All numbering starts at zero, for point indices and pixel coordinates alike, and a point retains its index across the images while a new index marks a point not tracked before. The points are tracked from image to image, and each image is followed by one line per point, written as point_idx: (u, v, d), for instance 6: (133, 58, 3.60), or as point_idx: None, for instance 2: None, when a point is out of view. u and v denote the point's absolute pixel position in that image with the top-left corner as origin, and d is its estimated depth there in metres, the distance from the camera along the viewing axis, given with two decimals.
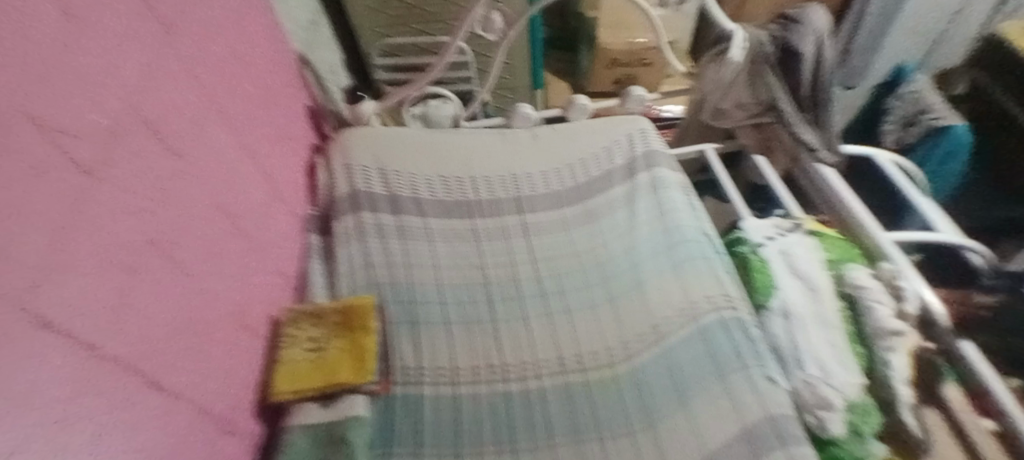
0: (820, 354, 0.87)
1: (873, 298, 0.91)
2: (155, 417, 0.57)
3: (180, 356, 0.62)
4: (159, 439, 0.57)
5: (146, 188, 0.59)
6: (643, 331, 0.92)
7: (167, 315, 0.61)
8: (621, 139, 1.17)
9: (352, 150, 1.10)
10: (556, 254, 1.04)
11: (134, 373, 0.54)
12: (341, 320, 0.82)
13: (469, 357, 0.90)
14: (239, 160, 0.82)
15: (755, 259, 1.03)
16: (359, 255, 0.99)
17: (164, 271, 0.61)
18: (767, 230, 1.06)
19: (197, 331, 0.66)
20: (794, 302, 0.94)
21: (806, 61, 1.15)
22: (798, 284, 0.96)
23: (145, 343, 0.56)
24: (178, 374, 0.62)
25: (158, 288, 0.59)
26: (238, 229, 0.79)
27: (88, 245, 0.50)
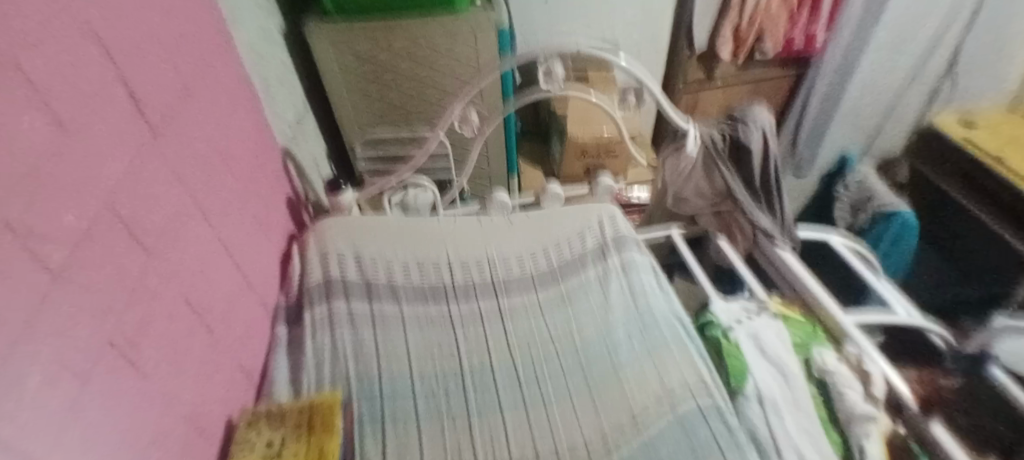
0: (798, 443, 0.86)
1: (845, 384, 0.92)
2: None
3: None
4: None
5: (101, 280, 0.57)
6: (622, 423, 0.89)
7: (110, 417, 0.55)
8: (594, 225, 1.19)
9: (327, 236, 1.10)
10: (533, 341, 1.01)
11: None
12: (305, 419, 0.77)
13: (440, 456, 0.84)
14: (208, 249, 0.80)
15: (728, 343, 1.01)
16: (329, 345, 0.96)
17: (110, 368, 0.57)
18: (736, 313, 1.06)
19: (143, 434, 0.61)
20: (769, 388, 0.93)
21: (755, 154, 1.20)
22: (770, 370, 0.96)
23: (80, 449, 0.51)
24: None
25: (104, 389, 0.55)
26: (204, 321, 0.76)
27: (30, 341, 0.47)
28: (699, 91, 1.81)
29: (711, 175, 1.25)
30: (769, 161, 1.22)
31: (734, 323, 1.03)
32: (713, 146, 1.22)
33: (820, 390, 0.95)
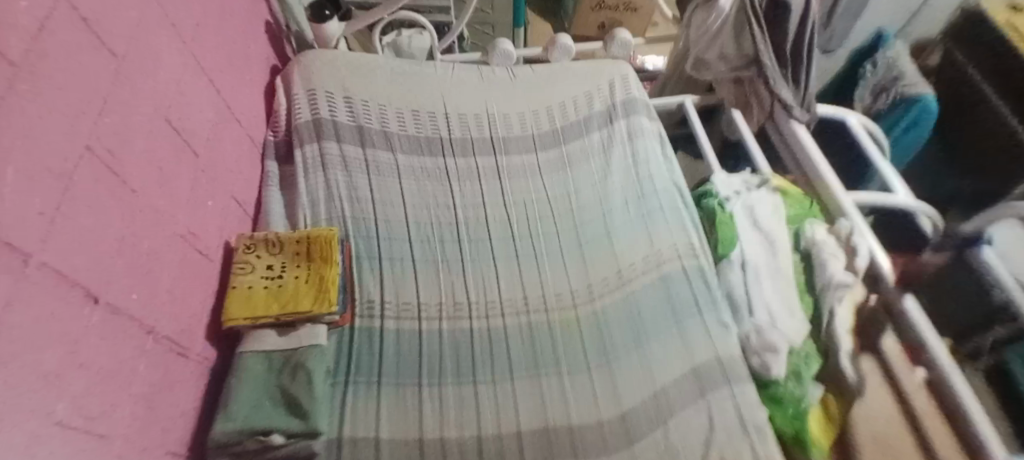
0: (771, 303, 0.91)
1: (828, 254, 0.93)
2: (106, 332, 0.55)
3: (125, 272, 0.59)
4: (112, 355, 0.56)
5: (78, 91, 0.54)
6: (607, 276, 0.94)
7: (114, 231, 0.58)
8: (604, 86, 1.16)
9: (315, 76, 1.05)
10: (529, 199, 1.03)
11: (78, 286, 0.52)
12: (304, 250, 0.81)
13: (433, 294, 0.90)
14: (185, 74, 0.76)
15: (721, 212, 1.03)
16: (323, 186, 0.97)
17: (100, 181, 0.56)
18: (736, 185, 1.06)
19: (146, 249, 0.63)
20: (754, 254, 0.96)
21: (794, 13, 1.12)
22: (760, 240, 0.98)
23: (85, 255, 0.53)
24: (130, 291, 0.59)
25: (97, 199, 0.56)
26: (192, 148, 0.76)
27: (10, 141, 0.46)
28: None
29: (742, 37, 1.19)
30: (805, 24, 1.15)
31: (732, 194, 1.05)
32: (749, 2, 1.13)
33: (803, 260, 0.98)
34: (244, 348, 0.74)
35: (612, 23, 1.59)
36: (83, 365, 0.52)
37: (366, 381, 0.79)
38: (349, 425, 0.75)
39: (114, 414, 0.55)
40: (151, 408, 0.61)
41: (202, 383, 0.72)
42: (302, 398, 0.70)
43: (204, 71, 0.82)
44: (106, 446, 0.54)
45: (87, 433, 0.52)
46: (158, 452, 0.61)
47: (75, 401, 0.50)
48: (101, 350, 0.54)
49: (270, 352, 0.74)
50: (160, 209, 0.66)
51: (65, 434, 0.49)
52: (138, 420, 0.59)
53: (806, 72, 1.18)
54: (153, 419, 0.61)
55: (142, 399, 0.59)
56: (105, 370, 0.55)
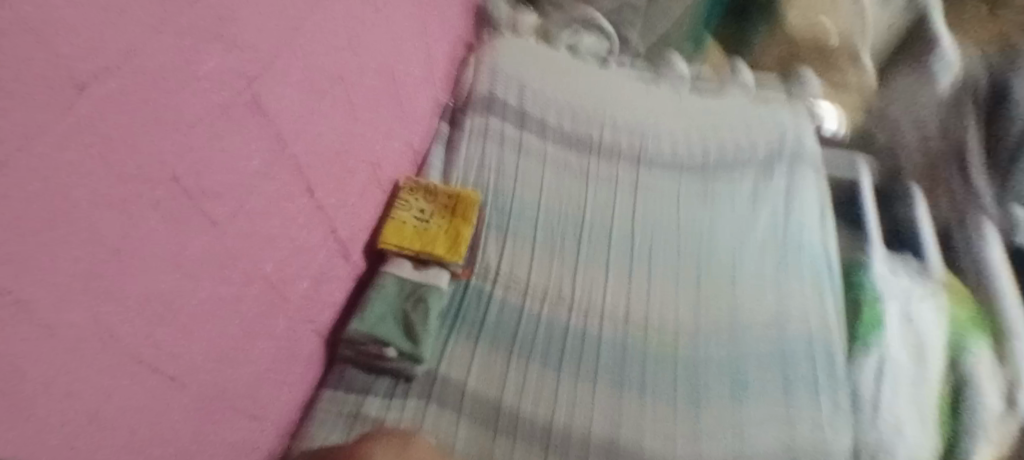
0: (903, 404, 0.82)
1: (984, 382, 0.87)
2: (303, 219, 0.67)
3: (329, 176, 0.71)
4: (303, 238, 0.68)
5: (328, 27, 0.67)
6: (718, 318, 0.93)
7: (329, 143, 0.70)
8: (774, 133, 1.13)
9: (498, 57, 1.15)
10: (661, 220, 1.04)
11: (297, 177, 0.64)
12: (449, 204, 0.91)
13: (546, 278, 0.95)
14: (404, 32, 0.89)
15: (869, 294, 0.95)
16: (478, 155, 1.06)
17: (330, 99, 0.69)
18: (896, 272, 0.98)
19: (346, 163, 0.75)
20: (896, 351, 0.87)
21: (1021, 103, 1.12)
22: (908, 337, 0.90)
23: (306, 154, 0.65)
24: (327, 194, 0.71)
25: (322, 113, 0.68)
26: (395, 95, 0.88)
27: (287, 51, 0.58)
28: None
29: (957, 118, 1.19)
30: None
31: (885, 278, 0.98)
32: (968, 87, 1.20)
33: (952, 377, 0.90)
34: (385, 269, 0.84)
35: None
36: (285, 238, 0.64)
37: (467, 333, 0.87)
38: (445, 363, 0.83)
39: (293, 284, 0.67)
40: (313, 292, 0.73)
41: (351, 287, 0.83)
42: (418, 326, 0.79)
43: (420, 32, 0.95)
44: (282, 307, 0.66)
45: (274, 291, 0.64)
46: (308, 330, 0.73)
47: (274, 263, 0.63)
48: (298, 230, 0.66)
49: (405, 278, 0.83)
50: (362, 134, 0.78)
51: (262, 285, 0.61)
52: (305, 296, 0.71)
53: (1022, 176, 1.10)
54: (314, 301, 0.73)
55: (311, 282, 0.71)
56: (296, 249, 0.66)
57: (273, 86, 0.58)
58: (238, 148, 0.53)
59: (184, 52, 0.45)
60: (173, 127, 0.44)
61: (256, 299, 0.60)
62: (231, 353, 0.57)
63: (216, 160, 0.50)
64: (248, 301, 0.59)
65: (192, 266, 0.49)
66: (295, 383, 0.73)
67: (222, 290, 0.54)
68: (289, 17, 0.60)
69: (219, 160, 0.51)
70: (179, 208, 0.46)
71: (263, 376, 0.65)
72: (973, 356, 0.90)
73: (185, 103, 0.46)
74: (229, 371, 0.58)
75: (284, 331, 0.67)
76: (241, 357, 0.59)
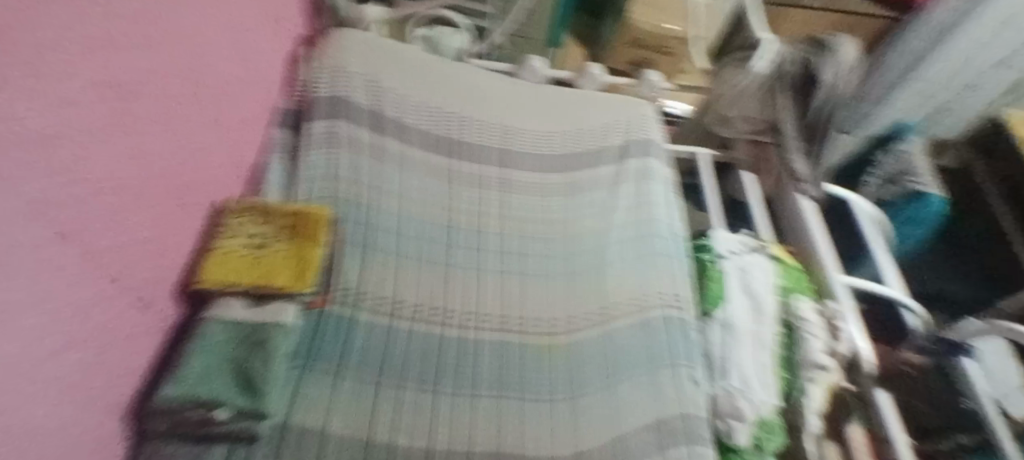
0: (746, 371, 0.88)
1: (811, 333, 0.93)
2: (72, 270, 0.52)
3: (100, 212, 0.55)
4: (74, 294, 0.52)
5: (90, 14, 0.51)
6: (590, 311, 0.92)
7: (102, 168, 0.55)
8: (623, 121, 1.15)
9: (340, 53, 1.04)
10: (528, 217, 1.02)
11: (54, 219, 0.49)
12: (291, 224, 0.79)
13: (412, 293, 0.88)
14: (209, 25, 0.74)
15: (714, 268, 1.02)
16: (324, 162, 0.95)
17: (95, 114, 0.53)
18: (732, 244, 1.05)
19: (132, 195, 0.60)
20: (738, 316, 0.94)
21: (824, 89, 1.14)
22: (747, 303, 0.96)
23: (70, 188, 0.50)
24: (103, 233, 0.56)
25: (91, 132, 0.53)
26: (203, 102, 0.74)
27: (15, 58, 0.42)
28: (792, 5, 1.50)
29: (769, 101, 1.24)
30: (827, 101, 1.15)
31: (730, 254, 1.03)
32: (784, 71, 1.22)
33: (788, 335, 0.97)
34: (209, 313, 0.71)
35: (644, 61, 1.60)
36: (41, 301, 0.48)
37: (325, 369, 0.77)
38: (298, 412, 0.72)
39: (62, 356, 0.51)
40: (100, 355, 0.57)
41: (155, 337, 0.68)
42: (259, 377, 0.67)
43: (231, 26, 0.80)
44: (54, 392, 0.51)
45: (36, 372, 0.48)
46: (96, 406, 0.57)
47: (27, 336, 0.46)
48: (66, 290, 0.51)
49: (237, 317, 0.71)
50: (155, 155, 0.64)
51: (9, 370, 0.45)
52: (83, 366, 0.55)
53: (820, 148, 1.19)
54: (98, 368, 0.57)
55: (93, 346, 0.56)
56: (63, 308, 0.51)
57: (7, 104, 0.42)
58: None
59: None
60: None
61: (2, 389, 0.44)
62: None
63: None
64: None
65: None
66: None
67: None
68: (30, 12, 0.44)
69: None
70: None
71: None
72: (800, 309, 0.96)
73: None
74: None
75: (53, 419, 0.51)
76: None
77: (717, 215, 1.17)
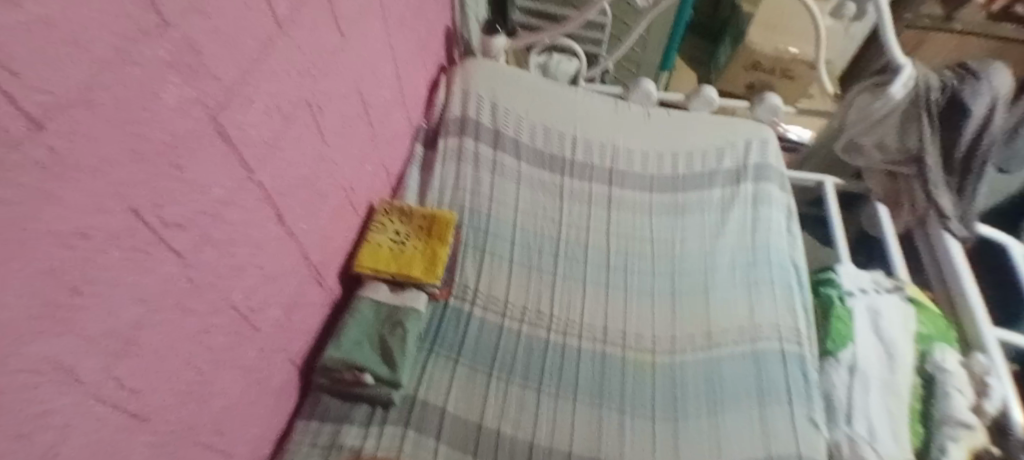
0: (874, 417, 0.84)
1: (957, 388, 0.86)
2: (278, 247, 0.65)
3: (301, 203, 0.68)
4: (278, 266, 0.65)
5: (310, 48, 0.64)
6: (697, 334, 0.93)
7: (305, 168, 0.68)
8: (739, 144, 1.15)
9: (473, 80, 1.16)
10: (633, 234, 1.05)
11: (272, 205, 0.61)
12: (425, 225, 0.89)
13: (520, 296, 0.95)
14: (380, 56, 0.87)
15: (839, 307, 0.98)
16: (453, 175, 1.06)
17: (305, 126, 0.66)
18: (864, 282, 1.00)
19: (320, 193, 0.73)
20: (868, 360, 0.89)
21: (973, 120, 1.07)
22: (878, 347, 0.91)
23: (283, 182, 0.63)
24: (301, 220, 0.69)
25: (301, 140, 0.66)
26: (370, 119, 0.87)
27: (261, 80, 0.55)
28: (931, 32, 1.52)
29: (908, 130, 1.13)
30: (982, 137, 1.09)
31: (856, 293, 0.98)
32: (926, 96, 1.10)
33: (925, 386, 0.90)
34: (359, 293, 0.83)
35: (764, 85, 1.58)
36: (258, 268, 0.61)
37: (445, 355, 0.86)
38: (423, 389, 0.82)
39: (265, 311, 0.64)
40: (287, 319, 0.70)
41: (323, 311, 0.81)
42: (396, 352, 0.78)
43: (393, 57, 0.93)
44: (254, 342, 0.63)
45: (245, 320, 0.60)
46: (280, 358, 0.70)
47: (243, 291, 0.59)
48: (272, 262, 0.64)
49: (377, 297, 0.82)
50: (337, 163, 0.77)
51: (231, 316, 0.58)
52: (277, 324, 0.67)
53: (975, 186, 1.11)
54: (284, 329, 0.70)
55: (284, 311, 0.68)
56: (270, 276, 0.64)
57: (252, 113, 0.55)
58: (216, 179, 0.51)
59: (160, 85, 0.41)
60: (161, 159, 0.43)
61: (225, 330, 0.57)
62: (195, 386, 0.54)
63: (184, 194, 0.47)
64: (215, 332, 0.55)
65: (153, 299, 0.46)
66: (263, 415, 0.69)
67: (188, 323, 0.51)
68: (275, 45, 0.57)
69: (196, 191, 0.48)
70: (145, 240, 0.43)
71: (230, 409, 0.61)
72: (941, 361, 0.89)
73: (159, 138, 0.42)
74: (196, 405, 0.55)
75: (253, 362, 0.64)
76: (206, 391, 0.56)
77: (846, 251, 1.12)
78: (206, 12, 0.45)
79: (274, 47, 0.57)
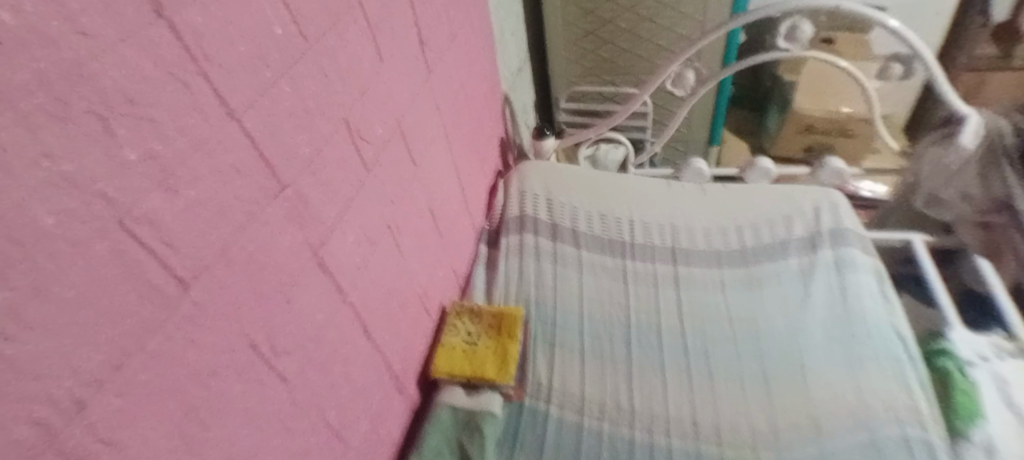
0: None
1: None
2: (367, 362, 0.67)
3: (385, 315, 0.71)
4: (366, 380, 0.67)
5: (389, 175, 0.71)
6: (799, 422, 0.86)
7: (388, 283, 0.71)
8: (807, 209, 1.12)
9: (528, 178, 1.21)
10: (709, 314, 1.01)
11: (360, 322, 0.64)
12: (495, 324, 0.90)
13: (598, 391, 0.91)
14: (445, 170, 0.93)
15: (961, 378, 0.89)
16: (518, 271, 1.08)
17: (388, 244, 0.71)
18: (982, 349, 0.92)
19: (399, 304, 0.75)
20: (1007, 440, 0.80)
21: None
22: (1014, 424, 0.82)
23: (370, 299, 0.66)
24: (384, 333, 0.71)
25: (385, 258, 0.70)
26: (440, 228, 0.91)
27: (350, 209, 0.61)
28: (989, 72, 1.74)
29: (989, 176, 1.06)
30: None
31: (974, 363, 0.90)
32: (1001, 141, 1.04)
33: None
34: (439, 400, 0.82)
35: (822, 147, 1.56)
36: (348, 384, 0.63)
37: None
38: None
39: (356, 426, 0.65)
40: (376, 435, 0.70)
41: (406, 423, 0.81)
42: (475, 457, 0.77)
43: (457, 168, 0.99)
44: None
45: (340, 437, 0.61)
46: None
47: (338, 409, 0.61)
48: (362, 377, 0.66)
49: (455, 403, 0.81)
50: (414, 273, 0.80)
51: (327, 435, 0.59)
52: (366, 440, 0.68)
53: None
54: (374, 445, 0.70)
55: (372, 426, 0.69)
56: (360, 392, 0.65)
57: (347, 243, 0.60)
58: (314, 302, 0.54)
59: (271, 231, 0.46)
60: (267, 291, 0.47)
61: (321, 449, 0.58)
62: None
63: (288, 320, 0.50)
64: (314, 453, 0.56)
65: (263, 425, 0.48)
66: None
67: (292, 446, 0.52)
68: (357, 175, 0.62)
69: (296, 315, 0.51)
70: (257, 368, 0.46)
71: None
72: None
73: (271, 277, 0.47)
74: None
75: None
76: None
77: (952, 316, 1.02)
78: (303, 162, 0.51)
79: (359, 178, 0.62)
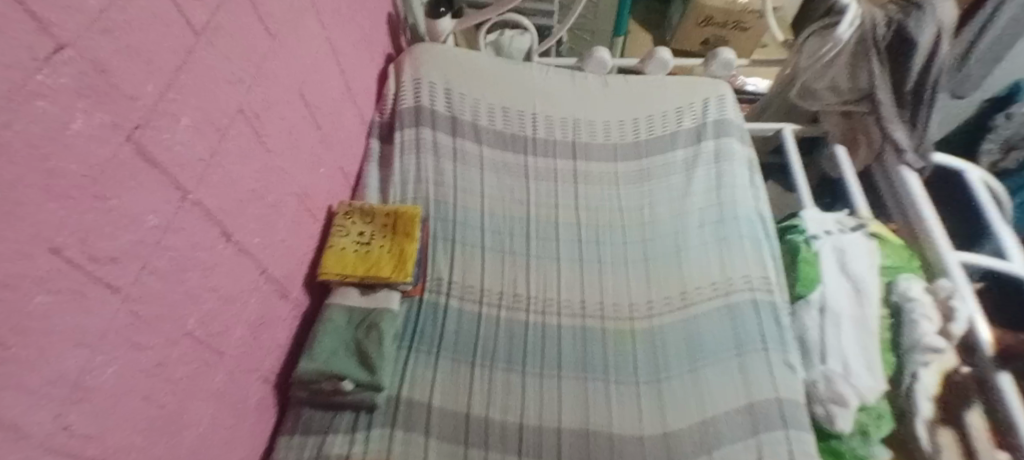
0: (848, 355, 0.87)
1: (923, 314, 0.88)
2: (233, 263, 0.62)
3: (251, 217, 0.65)
4: (235, 283, 0.63)
5: (238, 56, 0.61)
6: (670, 295, 0.94)
7: (251, 180, 0.65)
8: (696, 103, 1.16)
9: (424, 67, 1.13)
10: (603, 207, 1.05)
11: (218, 222, 0.59)
12: (389, 223, 0.88)
13: (496, 282, 0.94)
14: (318, 54, 0.84)
15: (806, 251, 0.99)
16: (414, 167, 1.04)
17: (244, 135, 0.63)
18: (828, 224, 1.03)
19: (268, 202, 0.69)
20: (836, 299, 0.92)
21: (920, 51, 1.05)
22: (844, 283, 0.93)
23: (229, 198, 0.60)
24: (252, 234, 0.66)
25: (243, 153, 0.63)
26: (316, 119, 0.83)
27: (185, 95, 0.52)
28: None
29: (858, 68, 1.14)
30: (931, 66, 1.07)
31: (818, 235, 1.01)
32: (873, 34, 1.10)
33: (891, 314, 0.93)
34: (331, 301, 0.82)
35: (716, 39, 1.59)
36: (213, 289, 0.58)
37: (426, 351, 0.85)
38: (407, 387, 0.81)
39: (228, 332, 0.62)
40: (255, 338, 0.68)
41: (293, 324, 0.79)
42: (373, 354, 0.77)
43: (333, 53, 0.89)
44: (220, 364, 0.61)
45: (208, 346, 0.58)
46: (252, 378, 0.68)
47: (201, 317, 0.56)
48: (230, 281, 0.62)
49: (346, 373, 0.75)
50: (284, 171, 0.74)
51: (189, 344, 0.55)
52: (243, 344, 0.65)
53: (927, 114, 1.09)
54: (253, 348, 0.68)
55: (250, 329, 0.66)
56: (229, 298, 0.61)
57: (182, 135, 0.52)
58: (149, 202, 0.48)
59: (64, 113, 0.38)
60: (77, 196, 0.40)
61: (184, 359, 0.55)
62: (159, 423, 0.52)
63: (114, 225, 0.44)
64: (177, 362, 0.54)
65: (96, 340, 0.43)
66: (244, 436, 0.68)
67: (141, 357, 0.48)
68: (192, 55, 0.53)
69: (126, 218, 0.45)
70: (77, 281, 0.41)
71: (207, 437, 0.60)
72: (907, 291, 0.91)
73: (72, 171, 0.39)
74: (170, 439, 0.54)
75: (222, 387, 0.62)
76: (174, 423, 0.54)
77: (805, 193, 1.14)
78: (104, 28, 0.42)
79: (194, 57, 0.53)
